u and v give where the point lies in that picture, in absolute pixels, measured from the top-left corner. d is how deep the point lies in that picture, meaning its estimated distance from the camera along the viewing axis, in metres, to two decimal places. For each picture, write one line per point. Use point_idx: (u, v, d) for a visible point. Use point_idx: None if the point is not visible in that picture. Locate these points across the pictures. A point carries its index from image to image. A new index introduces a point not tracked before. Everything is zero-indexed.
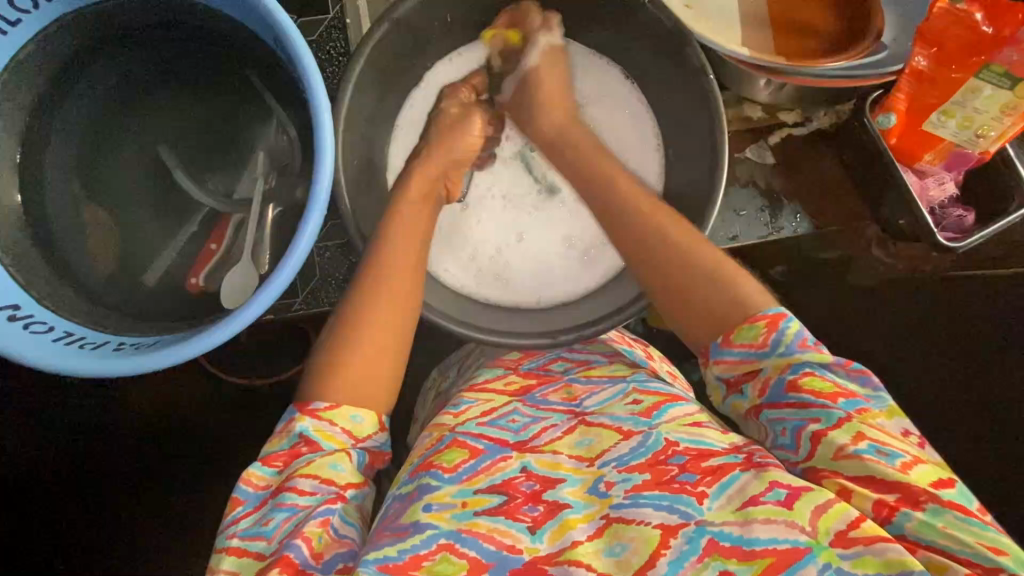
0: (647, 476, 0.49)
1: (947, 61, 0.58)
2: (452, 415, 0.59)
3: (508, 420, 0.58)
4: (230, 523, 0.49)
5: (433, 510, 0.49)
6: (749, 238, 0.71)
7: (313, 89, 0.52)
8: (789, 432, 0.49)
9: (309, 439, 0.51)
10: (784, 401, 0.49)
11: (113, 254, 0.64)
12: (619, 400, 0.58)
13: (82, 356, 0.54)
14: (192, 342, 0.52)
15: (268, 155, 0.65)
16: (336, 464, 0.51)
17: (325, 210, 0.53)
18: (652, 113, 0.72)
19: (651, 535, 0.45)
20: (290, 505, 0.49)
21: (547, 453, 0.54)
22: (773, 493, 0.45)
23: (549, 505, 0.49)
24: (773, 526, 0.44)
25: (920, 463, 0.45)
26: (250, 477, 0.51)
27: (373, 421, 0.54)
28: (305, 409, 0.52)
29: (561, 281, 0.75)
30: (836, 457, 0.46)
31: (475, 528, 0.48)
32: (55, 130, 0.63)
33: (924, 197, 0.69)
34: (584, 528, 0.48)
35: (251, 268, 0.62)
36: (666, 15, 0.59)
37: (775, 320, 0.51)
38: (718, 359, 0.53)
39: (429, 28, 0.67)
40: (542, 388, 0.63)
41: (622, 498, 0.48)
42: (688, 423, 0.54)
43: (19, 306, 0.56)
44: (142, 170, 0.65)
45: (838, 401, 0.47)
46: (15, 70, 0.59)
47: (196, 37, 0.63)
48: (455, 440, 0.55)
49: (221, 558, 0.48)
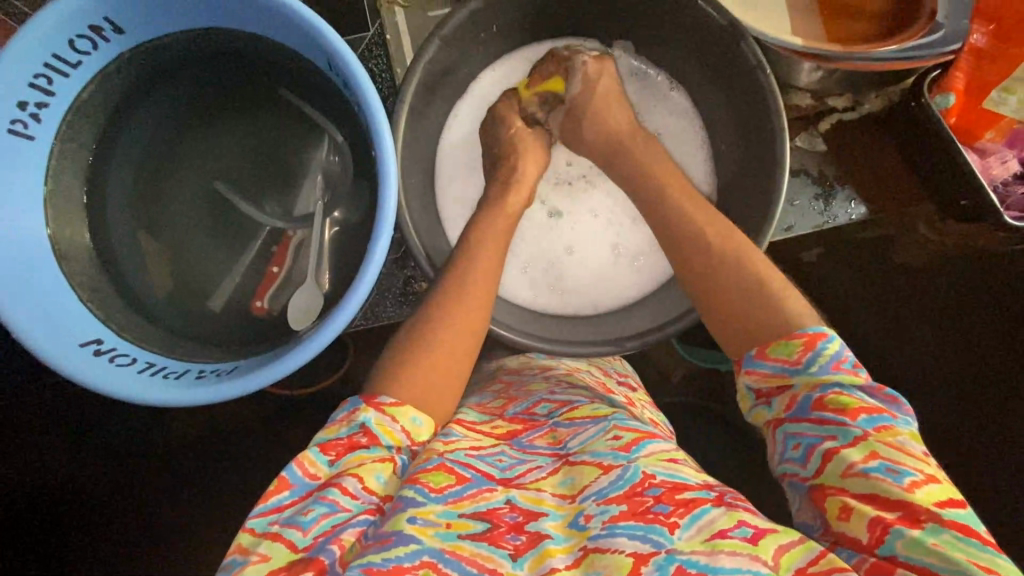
0: (624, 507, 0.49)
1: (1007, 37, 0.61)
2: (442, 442, 0.56)
3: (494, 459, 0.57)
4: (274, 509, 0.50)
5: (417, 525, 0.48)
6: (804, 228, 0.70)
7: (375, 113, 0.53)
8: (801, 447, 0.51)
9: (369, 430, 0.53)
10: (806, 418, 0.51)
11: (182, 281, 0.66)
12: (601, 436, 0.57)
13: (166, 385, 0.55)
14: (275, 366, 0.53)
15: (323, 173, 0.66)
16: (381, 473, 0.52)
17: (392, 231, 0.54)
18: (696, 112, 0.73)
19: (623, 562, 0.46)
20: (331, 500, 0.49)
21: (531, 490, 0.53)
22: (740, 530, 0.47)
23: (532, 535, 0.49)
24: (738, 557, 0.45)
25: (933, 482, 0.46)
26: (305, 461, 0.52)
27: (429, 428, 0.57)
28: (370, 401, 0.55)
29: (613, 289, 0.75)
30: (844, 474, 0.47)
31: (458, 550, 0.47)
32: (117, 165, 0.64)
33: (985, 176, 0.66)
34: (563, 559, 0.47)
35: (313, 290, 0.64)
36: (719, 12, 0.59)
37: (812, 339, 0.51)
38: (751, 370, 0.54)
39: (474, 40, 0.67)
40: (528, 434, 0.62)
41: (599, 529, 0.48)
42: (665, 458, 0.54)
43: (102, 340, 0.58)
44: (202, 198, 0.67)
45: (857, 420, 0.48)
46: (77, 111, 0.60)
47: (248, 64, 0.64)
48: (443, 463, 0.52)
49: (258, 541, 0.48)
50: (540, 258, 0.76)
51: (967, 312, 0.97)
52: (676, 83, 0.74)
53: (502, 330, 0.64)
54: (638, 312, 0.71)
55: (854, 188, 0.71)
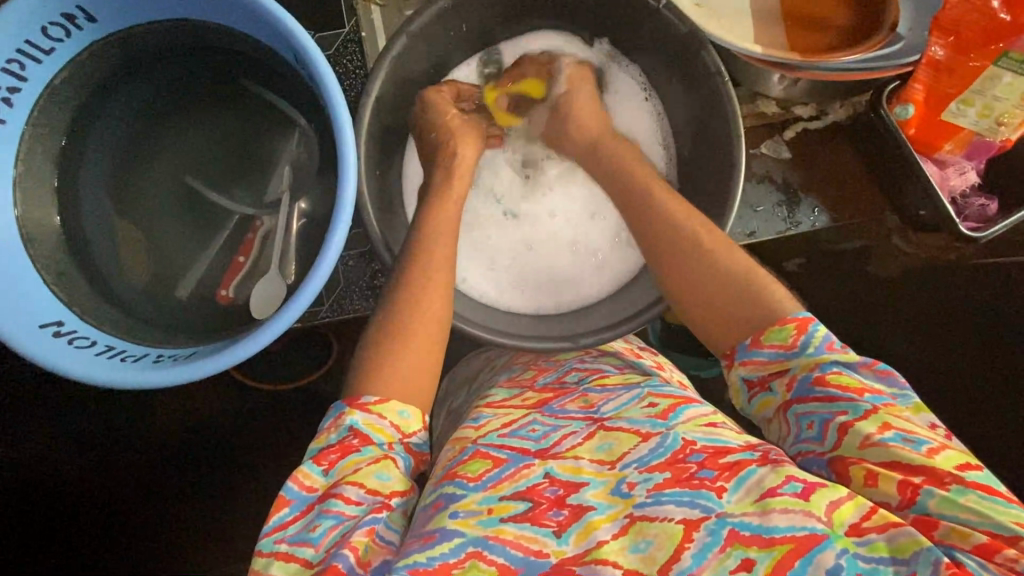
0: (668, 475, 0.49)
1: (963, 50, 0.60)
2: (473, 429, 0.59)
3: (528, 429, 0.57)
4: (276, 528, 0.49)
5: (460, 518, 0.49)
6: (767, 233, 0.72)
7: (336, 106, 0.54)
8: (816, 424, 0.49)
9: (359, 431, 0.53)
10: (811, 396, 0.49)
11: (150, 267, 0.67)
12: (635, 403, 0.58)
13: (122, 369, 0.56)
14: (229, 351, 0.54)
15: (291, 165, 0.67)
16: (381, 473, 0.51)
17: (351, 221, 0.55)
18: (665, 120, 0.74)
19: (674, 530, 0.45)
20: (336, 513, 0.49)
21: (569, 458, 0.53)
22: (790, 485, 0.45)
23: (574, 508, 0.49)
24: (790, 515, 0.43)
25: (947, 449, 0.44)
26: (299, 476, 0.51)
27: (418, 418, 0.56)
28: (355, 403, 0.54)
29: (578, 284, 0.76)
30: (863, 446, 0.46)
31: (501, 534, 0.47)
32: (90, 150, 0.65)
33: (945, 187, 0.68)
34: (608, 528, 0.47)
35: (277, 280, 0.65)
36: (681, 20, 0.60)
37: (803, 323, 0.51)
38: (746, 360, 0.53)
39: (445, 39, 0.68)
40: (559, 399, 0.62)
41: (644, 497, 0.48)
42: (704, 423, 0.54)
43: (63, 322, 0.59)
44: (173, 186, 0.67)
45: (864, 395, 0.47)
46: (50, 97, 0.61)
47: (221, 57, 0.65)
48: (477, 451, 0.55)
49: (269, 563, 0.48)
50: (506, 253, 0.77)
51: None
52: (653, 88, 0.74)
53: (462, 323, 0.64)
54: (600, 309, 0.72)
55: (819, 197, 0.73)
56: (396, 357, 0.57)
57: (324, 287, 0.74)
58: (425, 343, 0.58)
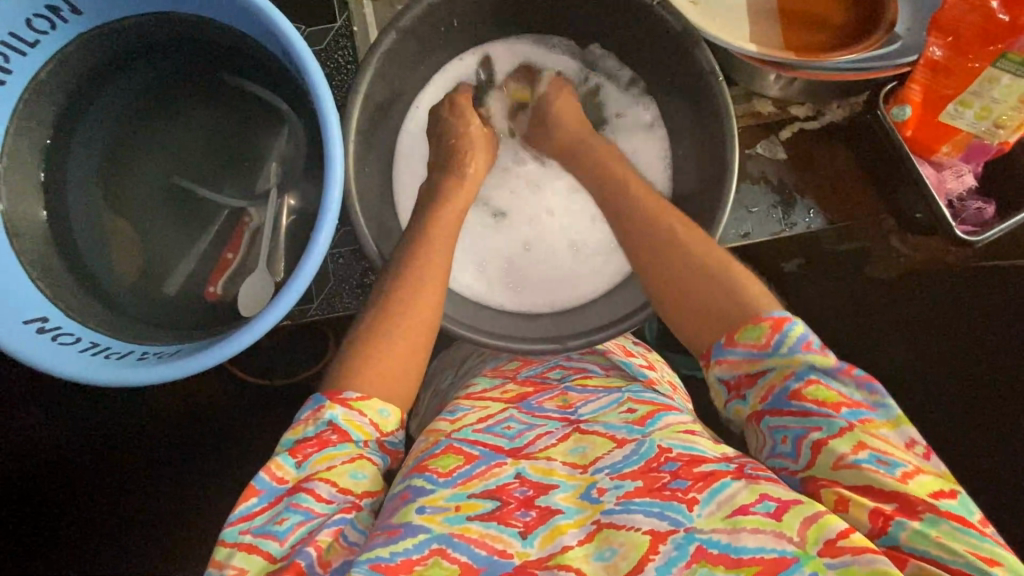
0: (639, 483, 0.48)
1: (963, 50, 0.58)
2: (448, 421, 0.58)
3: (503, 427, 0.57)
4: (242, 517, 0.49)
5: (426, 513, 0.48)
6: (761, 234, 0.71)
7: (321, 103, 0.53)
8: (790, 440, 0.48)
9: (337, 427, 0.52)
10: (787, 409, 0.48)
11: (137, 263, 0.66)
12: (613, 408, 0.57)
13: (106, 366, 0.55)
14: (213, 351, 0.53)
15: (280, 161, 0.66)
16: (355, 472, 0.51)
17: (337, 218, 0.54)
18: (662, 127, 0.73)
19: (640, 541, 0.45)
20: (305, 508, 0.49)
21: (541, 459, 0.53)
22: (762, 505, 0.44)
23: (542, 510, 0.48)
24: (761, 535, 0.43)
25: (922, 473, 0.44)
26: (272, 467, 0.51)
27: (397, 418, 0.55)
28: (336, 397, 0.53)
29: (573, 284, 0.76)
30: (836, 467, 0.45)
31: (466, 533, 0.47)
32: (78, 144, 0.65)
33: (942, 190, 0.68)
34: (574, 534, 0.47)
35: (266, 277, 0.64)
36: (675, 17, 0.59)
37: (779, 322, 0.50)
38: (721, 359, 0.52)
39: (436, 34, 0.67)
40: (538, 396, 0.62)
41: (613, 504, 0.48)
42: (682, 430, 0.53)
43: (47, 318, 0.58)
44: (162, 182, 0.67)
45: (840, 410, 0.46)
46: (37, 89, 0.60)
47: (209, 50, 0.64)
48: (450, 445, 0.54)
49: (232, 553, 0.47)
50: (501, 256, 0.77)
51: (946, 327, 0.94)
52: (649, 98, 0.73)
53: (454, 325, 0.64)
54: (592, 309, 0.71)
55: (814, 198, 0.72)
56: (382, 358, 0.55)
57: (314, 284, 0.74)
58: (411, 342, 0.57)
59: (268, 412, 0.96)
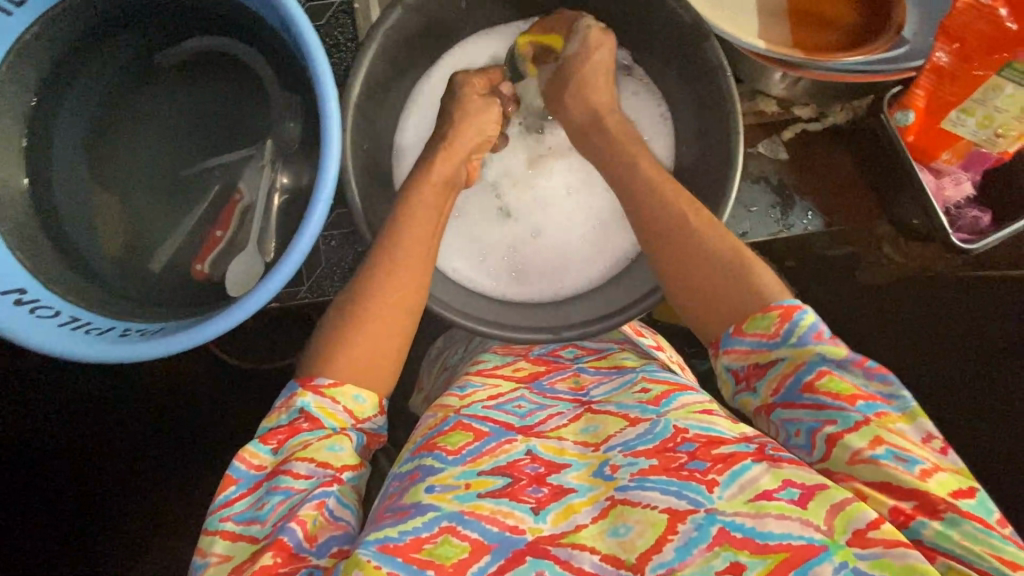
0: (654, 462, 0.47)
1: (969, 58, 0.58)
2: (458, 397, 0.58)
3: (514, 405, 0.57)
4: (222, 505, 0.48)
5: (435, 492, 0.47)
6: (759, 234, 0.72)
7: (321, 79, 0.51)
8: (803, 433, 0.48)
9: (309, 415, 0.51)
10: (800, 402, 0.48)
11: (121, 236, 0.64)
12: (627, 389, 0.57)
13: (88, 340, 0.54)
14: (197, 330, 0.52)
15: (275, 143, 0.63)
16: (332, 445, 0.50)
17: (331, 200, 0.53)
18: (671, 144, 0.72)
19: (657, 519, 0.44)
20: (285, 488, 0.48)
21: (553, 439, 0.53)
22: (786, 491, 0.43)
23: (554, 488, 0.48)
24: (787, 522, 0.42)
25: (940, 471, 0.43)
26: (246, 455, 0.50)
27: (374, 403, 0.54)
28: (308, 384, 0.52)
29: (573, 273, 0.74)
30: (852, 461, 0.45)
31: (478, 510, 0.46)
32: (64, 112, 0.62)
33: (939, 197, 0.69)
34: (587, 512, 0.46)
35: (255, 258, 0.62)
36: (685, 9, 0.58)
37: (789, 311, 0.50)
38: (729, 349, 0.52)
39: (440, 13, 0.66)
40: (549, 376, 0.62)
41: (627, 481, 0.47)
42: (698, 410, 0.52)
43: (25, 290, 0.56)
44: (147, 154, 0.65)
45: (855, 403, 0.46)
46: (20, 52, 0.57)
47: (205, 21, 0.63)
48: (459, 422, 0.53)
49: (213, 540, 0.47)
50: (499, 245, 0.75)
51: (934, 333, 0.94)
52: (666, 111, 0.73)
53: (439, 306, 0.63)
54: (590, 300, 0.70)
55: (813, 200, 0.73)
56: (376, 341, 0.54)
57: (304, 266, 0.73)
58: (403, 329, 0.56)
59: (251, 395, 0.93)
